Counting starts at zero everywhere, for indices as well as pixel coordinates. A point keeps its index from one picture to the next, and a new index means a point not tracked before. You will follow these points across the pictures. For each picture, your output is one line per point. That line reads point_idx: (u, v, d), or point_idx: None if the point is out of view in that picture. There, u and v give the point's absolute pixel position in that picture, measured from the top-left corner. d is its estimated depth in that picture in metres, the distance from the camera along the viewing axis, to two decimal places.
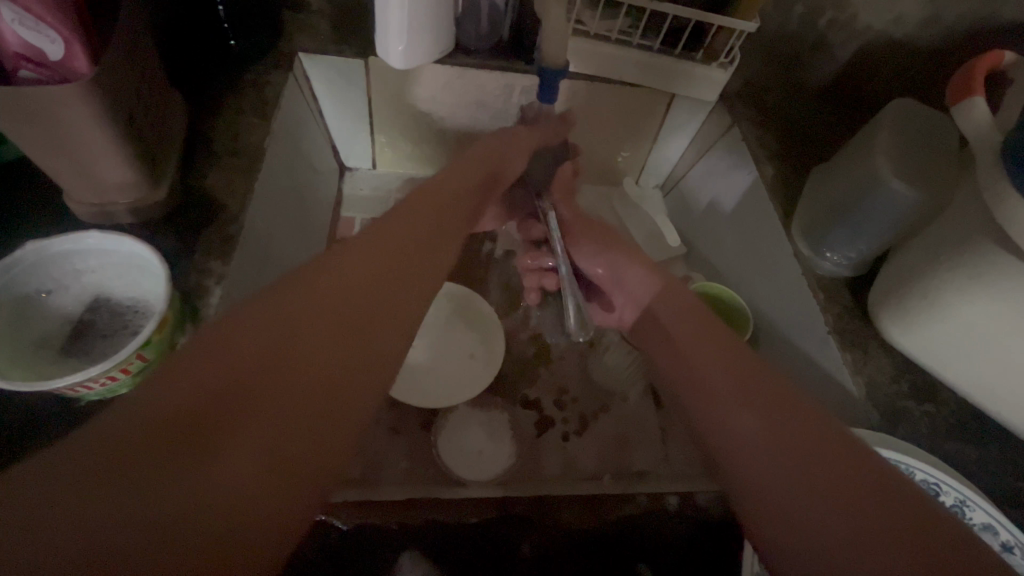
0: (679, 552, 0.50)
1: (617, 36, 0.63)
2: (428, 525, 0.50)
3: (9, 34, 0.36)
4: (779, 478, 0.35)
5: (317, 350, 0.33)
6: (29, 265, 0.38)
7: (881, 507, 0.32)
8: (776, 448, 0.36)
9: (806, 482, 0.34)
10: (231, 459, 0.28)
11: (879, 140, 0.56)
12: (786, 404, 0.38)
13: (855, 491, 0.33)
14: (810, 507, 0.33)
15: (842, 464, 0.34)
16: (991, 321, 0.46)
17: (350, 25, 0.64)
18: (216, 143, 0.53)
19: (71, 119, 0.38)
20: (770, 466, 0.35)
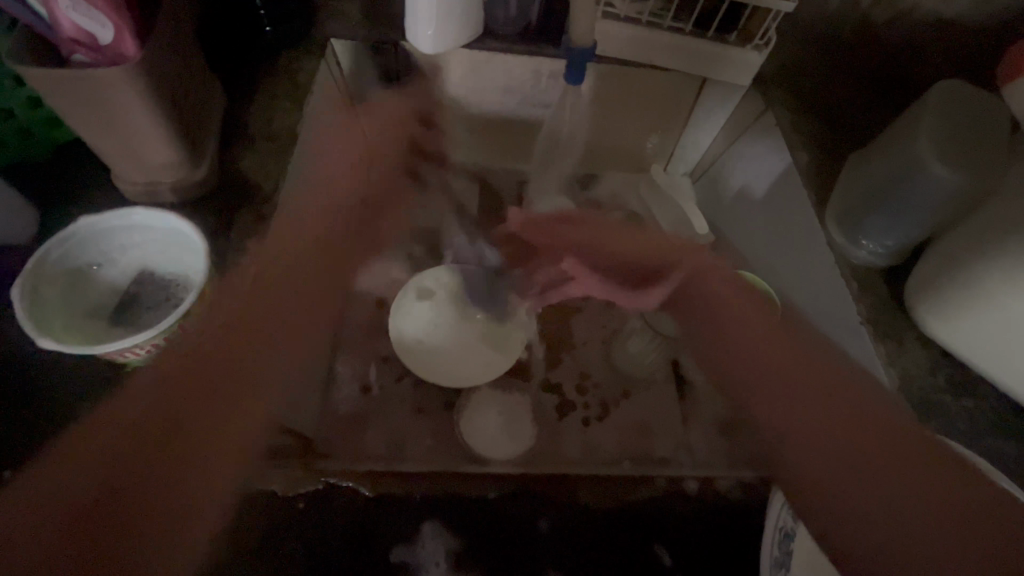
0: (694, 534, 0.53)
1: (648, 19, 0.62)
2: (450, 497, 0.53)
3: (63, 20, 0.38)
4: (840, 468, 0.47)
5: None
6: (81, 239, 0.41)
7: (956, 517, 0.42)
8: (874, 459, 0.46)
9: (866, 468, 0.46)
10: None
11: (922, 123, 0.54)
12: (816, 409, 0.50)
13: (915, 467, 0.44)
14: (879, 498, 0.45)
15: (874, 456, 0.46)
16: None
17: (380, 11, 0.65)
18: (251, 127, 0.55)
19: (119, 101, 0.40)
20: (835, 445, 0.48)
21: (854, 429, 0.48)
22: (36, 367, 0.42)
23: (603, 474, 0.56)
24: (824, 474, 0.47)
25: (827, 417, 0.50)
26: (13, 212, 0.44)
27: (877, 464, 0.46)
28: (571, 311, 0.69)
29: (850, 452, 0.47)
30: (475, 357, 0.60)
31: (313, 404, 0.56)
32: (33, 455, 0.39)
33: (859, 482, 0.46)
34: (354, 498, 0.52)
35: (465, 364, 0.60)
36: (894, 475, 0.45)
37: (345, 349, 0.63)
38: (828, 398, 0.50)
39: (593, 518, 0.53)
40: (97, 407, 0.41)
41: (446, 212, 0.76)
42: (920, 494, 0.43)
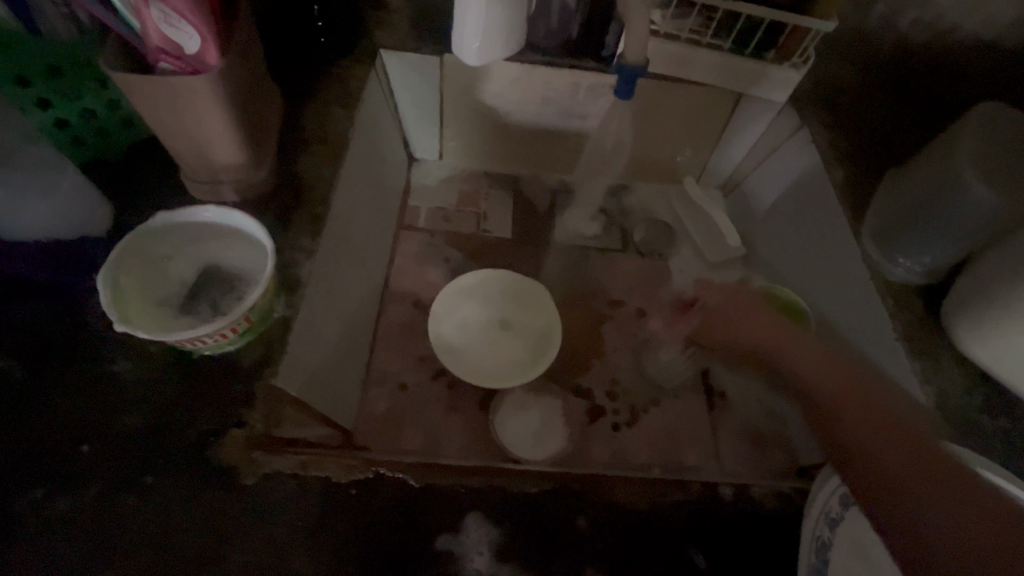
0: (742, 540, 0.46)
1: (688, 35, 0.63)
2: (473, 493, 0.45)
3: (152, 30, 0.41)
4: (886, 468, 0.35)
5: None
6: (155, 234, 0.44)
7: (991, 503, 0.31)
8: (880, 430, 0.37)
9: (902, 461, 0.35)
10: None
11: (961, 143, 0.54)
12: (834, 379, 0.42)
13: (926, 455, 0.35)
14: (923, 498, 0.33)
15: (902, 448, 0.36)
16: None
17: (428, 25, 0.68)
18: (306, 132, 0.58)
19: (199, 106, 0.43)
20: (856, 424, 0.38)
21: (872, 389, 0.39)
22: (107, 351, 0.45)
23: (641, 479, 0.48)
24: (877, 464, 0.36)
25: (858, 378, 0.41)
26: (94, 206, 0.48)
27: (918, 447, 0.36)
28: (601, 318, 0.70)
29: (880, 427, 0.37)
30: (517, 356, 0.63)
31: (352, 399, 0.58)
32: (103, 432, 0.42)
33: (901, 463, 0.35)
34: (367, 487, 0.43)
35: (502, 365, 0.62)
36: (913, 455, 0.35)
37: (383, 348, 0.65)
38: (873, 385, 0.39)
39: (645, 523, 0.46)
40: (163, 392, 0.43)
41: (481, 218, 0.78)
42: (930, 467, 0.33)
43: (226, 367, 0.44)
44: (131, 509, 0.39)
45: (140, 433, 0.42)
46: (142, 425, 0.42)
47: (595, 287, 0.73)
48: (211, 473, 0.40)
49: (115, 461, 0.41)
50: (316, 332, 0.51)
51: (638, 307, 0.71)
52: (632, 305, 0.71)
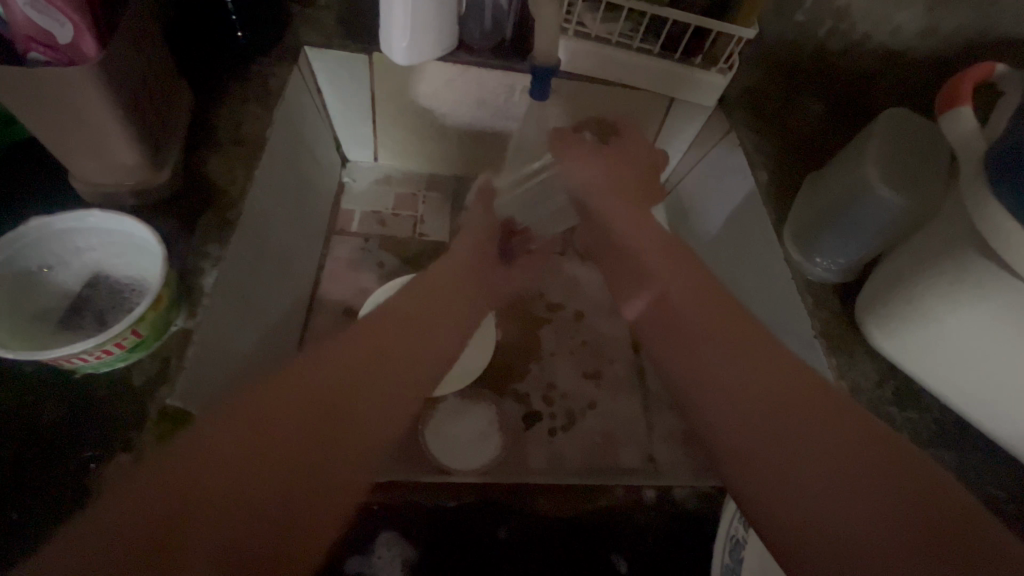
0: (650, 540, 0.54)
1: (618, 39, 0.64)
2: (411, 508, 0.53)
3: (19, 17, 0.37)
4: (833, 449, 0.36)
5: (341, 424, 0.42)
6: (32, 242, 0.40)
7: (939, 520, 0.32)
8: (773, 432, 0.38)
9: (852, 479, 0.35)
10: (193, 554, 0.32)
11: (869, 148, 0.56)
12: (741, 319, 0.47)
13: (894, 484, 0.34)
14: (825, 486, 0.35)
15: (820, 430, 0.38)
16: (952, 335, 0.47)
17: (355, 22, 0.66)
18: (218, 131, 0.54)
19: (83, 102, 0.40)
20: (827, 436, 0.37)
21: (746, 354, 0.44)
22: None
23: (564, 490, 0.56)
24: (780, 472, 0.37)
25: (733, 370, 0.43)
26: None
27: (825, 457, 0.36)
28: (540, 322, 0.69)
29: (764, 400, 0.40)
30: (458, 357, 0.62)
31: None
32: None
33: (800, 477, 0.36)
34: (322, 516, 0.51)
35: (439, 368, 0.61)
36: (887, 490, 0.34)
37: None
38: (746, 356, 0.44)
39: (563, 525, 0.54)
40: (45, 415, 0.39)
41: (418, 221, 0.77)
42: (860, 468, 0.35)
43: (117, 383, 0.40)
44: None
45: (16, 460, 0.38)
46: (13, 453, 0.38)
47: (536, 290, 0.72)
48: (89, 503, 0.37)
49: None
50: (227, 341, 0.48)
51: (576, 311, 0.71)
52: (571, 308, 0.71)
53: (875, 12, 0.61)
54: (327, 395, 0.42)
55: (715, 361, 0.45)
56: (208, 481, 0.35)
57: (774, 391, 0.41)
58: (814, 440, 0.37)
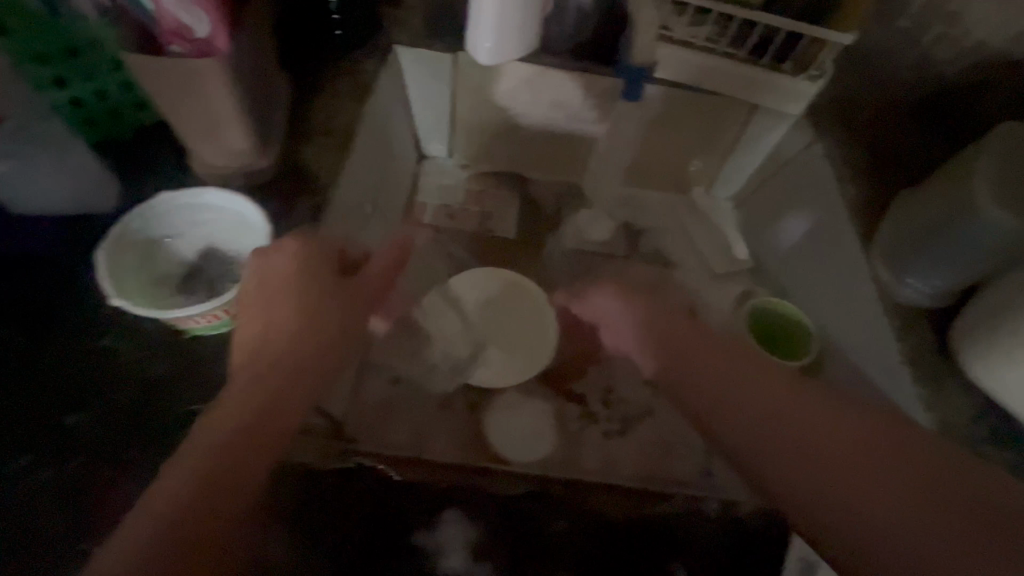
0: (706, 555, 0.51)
1: (703, 43, 0.63)
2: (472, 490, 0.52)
3: (164, 12, 0.41)
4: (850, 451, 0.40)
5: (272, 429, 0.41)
6: (159, 213, 0.45)
7: (982, 520, 0.35)
8: (888, 467, 0.39)
9: (898, 502, 0.37)
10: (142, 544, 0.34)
11: (979, 166, 0.52)
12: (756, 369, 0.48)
13: (930, 477, 0.38)
14: (880, 503, 0.37)
15: (887, 462, 0.39)
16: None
17: (442, 22, 0.68)
18: (314, 121, 0.58)
19: (208, 90, 0.44)
20: (840, 436, 0.41)
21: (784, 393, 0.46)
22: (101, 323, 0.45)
23: (626, 492, 0.55)
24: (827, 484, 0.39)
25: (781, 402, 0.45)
26: (98, 184, 0.48)
27: (874, 470, 0.39)
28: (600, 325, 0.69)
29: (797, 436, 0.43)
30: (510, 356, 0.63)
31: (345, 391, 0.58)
32: (94, 404, 0.43)
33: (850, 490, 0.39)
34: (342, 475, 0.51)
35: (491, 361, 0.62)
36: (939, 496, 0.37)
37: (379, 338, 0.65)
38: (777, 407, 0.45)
39: (621, 528, 0.52)
40: (156, 370, 0.44)
41: (485, 217, 0.78)
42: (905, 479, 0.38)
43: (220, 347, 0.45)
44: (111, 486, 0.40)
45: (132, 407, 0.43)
46: (130, 400, 0.43)
47: None
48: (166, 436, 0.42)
49: (103, 433, 0.42)
50: None
51: (639, 316, 0.70)
52: (634, 313, 0.70)
53: (994, 20, 0.56)
54: (264, 397, 0.41)
55: (773, 399, 0.46)
56: (177, 491, 0.36)
57: (793, 405, 0.44)
58: (857, 452, 0.40)
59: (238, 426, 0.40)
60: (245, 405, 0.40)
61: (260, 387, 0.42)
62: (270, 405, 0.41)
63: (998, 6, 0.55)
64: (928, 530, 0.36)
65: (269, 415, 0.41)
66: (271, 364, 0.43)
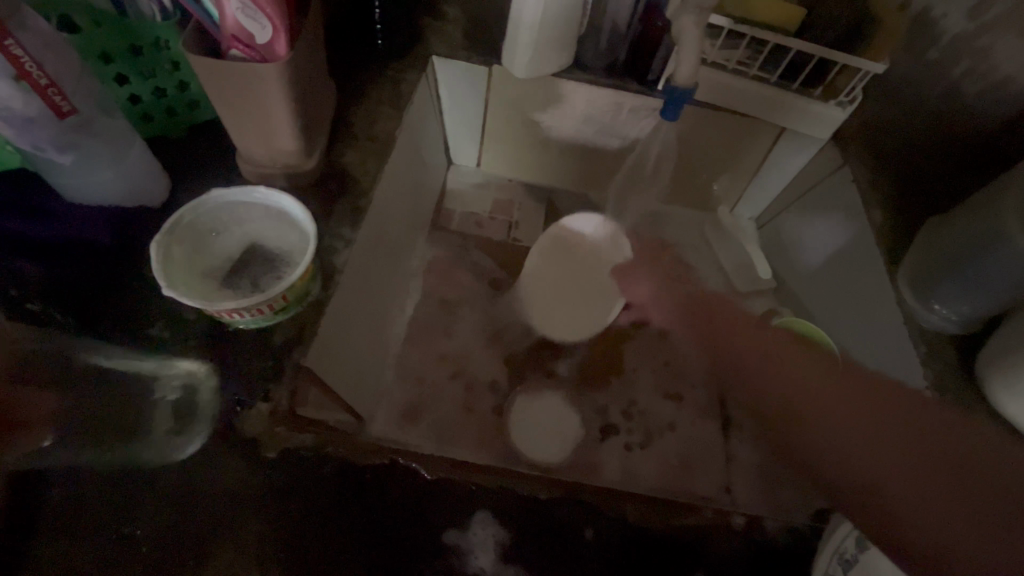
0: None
1: (735, 66, 0.64)
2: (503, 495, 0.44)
3: (229, 19, 0.43)
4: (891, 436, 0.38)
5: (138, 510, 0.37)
6: (209, 209, 0.47)
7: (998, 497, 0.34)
8: (924, 463, 0.36)
9: (930, 488, 0.35)
10: None
11: (1008, 196, 0.53)
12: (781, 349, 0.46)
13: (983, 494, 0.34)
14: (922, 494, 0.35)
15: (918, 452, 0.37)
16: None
17: (479, 36, 0.70)
18: (356, 127, 0.60)
19: (263, 92, 0.46)
20: (879, 424, 0.38)
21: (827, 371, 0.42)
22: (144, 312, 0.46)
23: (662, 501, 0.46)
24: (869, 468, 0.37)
25: (822, 379, 0.42)
26: (153, 178, 0.50)
27: (917, 466, 0.36)
28: (623, 337, 0.70)
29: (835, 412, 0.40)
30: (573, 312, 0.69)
31: (372, 392, 0.59)
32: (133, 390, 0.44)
33: (893, 482, 0.36)
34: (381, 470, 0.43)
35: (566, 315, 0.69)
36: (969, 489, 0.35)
37: (405, 341, 0.66)
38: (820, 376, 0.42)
39: (654, 541, 0.44)
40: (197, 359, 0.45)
41: (512, 226, 0.79)
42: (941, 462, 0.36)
43: (261, 340, 0.45)
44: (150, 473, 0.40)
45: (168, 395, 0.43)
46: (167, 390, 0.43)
47: None
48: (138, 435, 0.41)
49: None
50: (350, 318, 0.53)
51: (661, 330, 0.71)
52: (656, 327, 0.71)
53: None
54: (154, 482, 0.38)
55: (809, 385, 0.42)
56: None
57: (851, 396, 0.40)
58: (895, 442, 0.37)
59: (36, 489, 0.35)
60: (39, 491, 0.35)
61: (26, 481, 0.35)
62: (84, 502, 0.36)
63: None
64: (955, 515, 0.34)
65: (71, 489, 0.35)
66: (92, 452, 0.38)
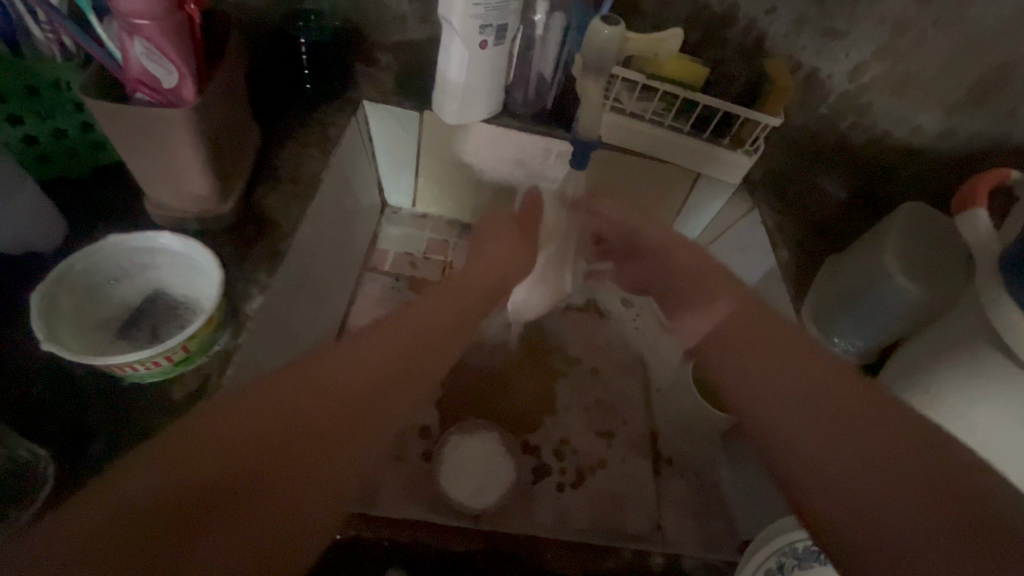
0: None
1: (651, 116, 0.69)
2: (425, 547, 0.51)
3: (133, 64, 0.42)
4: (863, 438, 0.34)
5: (267, 421, 0.31)
6: (107, 254, 0.44)
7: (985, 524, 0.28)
8: (894, 481, 0.31)
9: (893, 500, 0.30)
10: (185, 531, 0.27)
11: (887, 240, 0.59)
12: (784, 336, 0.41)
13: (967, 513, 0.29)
14: (911, 518, 0.29)
15: (884, 454, 0.32)
16: (965, 432, 0.47)
17: (409, 82, 0.72)
18: (279, 170, 0.59)
19: (170, 136, 0.44)
20: (846, 424, 0.35)
21: (838, 388, 0.37)
22: (26, 368, 0.43)
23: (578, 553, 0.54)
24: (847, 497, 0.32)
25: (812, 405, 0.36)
26: (43, 223, 0.46)
27: (897, 497, 0.30)
28: (556, 374, 0.70)
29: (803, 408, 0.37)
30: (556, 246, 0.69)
31: None
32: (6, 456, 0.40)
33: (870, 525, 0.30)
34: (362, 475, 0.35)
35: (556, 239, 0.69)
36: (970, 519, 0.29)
37: None
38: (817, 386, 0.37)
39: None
40: (85, 417, 0.42)
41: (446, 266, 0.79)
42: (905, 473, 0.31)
43: (161, 396, 0.43)
44: None
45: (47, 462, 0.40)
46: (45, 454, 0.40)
47: (555, 342, 0.74)
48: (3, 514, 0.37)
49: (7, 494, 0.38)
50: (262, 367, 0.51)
51: (593, 366, 0.72)
52: (588, 363, 0.72)
53: (896, 111, 0.65)
54: (274, 421, 0.32)
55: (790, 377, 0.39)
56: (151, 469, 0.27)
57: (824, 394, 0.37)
58: (883, 467, 0.32)
59: (252, 397, 0.32)
60: (237, 413, 0.31)
61: (265, 412, 0.32)
62: (250, 414, 0.31)
63: (899, 100, 0.65)
64: (919, 528, 0.29)
65: (262, 417, 0.31)
66: (309, 387, 0.34)
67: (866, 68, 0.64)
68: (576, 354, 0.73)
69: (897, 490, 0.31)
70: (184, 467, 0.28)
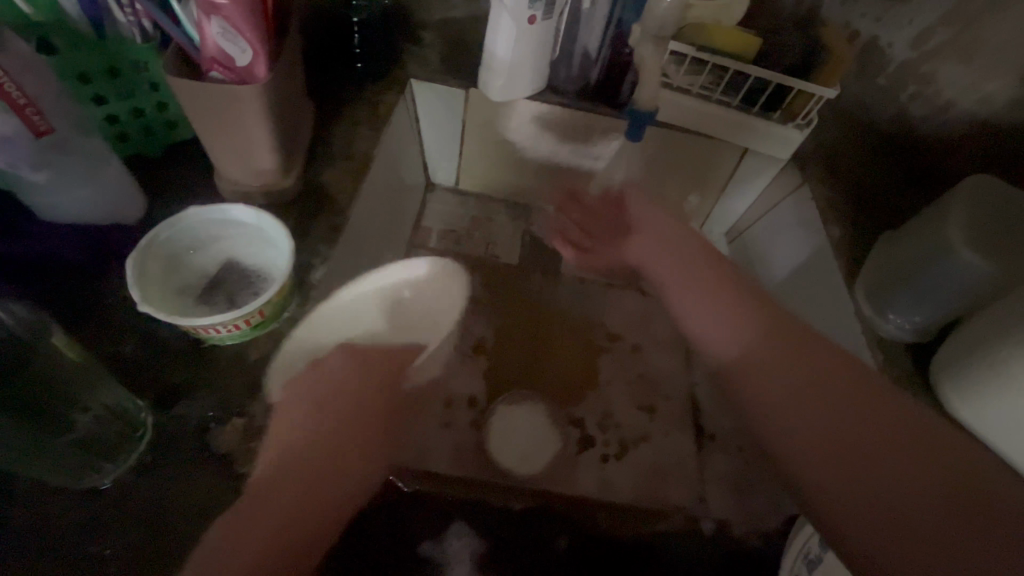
0: None
1: (699, 90, 0.68)
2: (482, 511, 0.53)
3: (209, 42, 0.44)
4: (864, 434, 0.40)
5: (300, 468, 0.39)
6: (188, 225, 0.47)
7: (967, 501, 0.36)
8: (902, 464, 0.39)
9: (890, 489, 0.38)
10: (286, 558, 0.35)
11: (953, 212, 0.57)
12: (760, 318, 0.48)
13: (980, 511, 0.36)
14: (916, 497, 0.37)
15: (886, 439, 0.40)
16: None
17: (455, 60, 0.73)
18: (334, 146, 0.62)
19: (241, 113, 0.47)
20: (845, 422, 0.41)
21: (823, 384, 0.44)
22: (117, 329, 0.47)
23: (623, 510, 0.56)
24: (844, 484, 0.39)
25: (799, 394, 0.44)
26: (128, 197, 0.49)
27: (908, 483, 0.38)
28: (598, 350, 0.71)
29: (808, 404, 0.43)
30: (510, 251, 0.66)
31: None
32: None
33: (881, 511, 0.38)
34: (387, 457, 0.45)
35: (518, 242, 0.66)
36: (965, 520, 0.36)
37: None
38: (828, 411, 0.42)
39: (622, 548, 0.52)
40: (173, 374, 0.45)
41: (489, 243, 0.81)
42: (917, 462, 0.38)
43: (238, 358, 0.46)
44: (125, 488, 0.41)
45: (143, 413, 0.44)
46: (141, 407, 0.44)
47: (596, 318, 0.74)
48: (112, 459, 0.41)
49: None
50: None
51: (635, 343, 0.72)
52: (630, 340, 0.72)
53: (964, 79, 0.62)
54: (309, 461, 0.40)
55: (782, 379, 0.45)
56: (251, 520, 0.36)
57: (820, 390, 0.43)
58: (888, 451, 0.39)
59: (290, 449, 0.40)
60: (281, 459, 0.39)
61: (299, 458, 0.40)
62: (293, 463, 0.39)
63: (967, 69, 0.62)
64: (917, 507, 0.37)
65: (302, 461, 0.39)
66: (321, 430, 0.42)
67: (931, 36, 0.62)
68: (618, 330, 0.73)
69: (899, 475, 0.38)
70: (268, 516, 0.36)
